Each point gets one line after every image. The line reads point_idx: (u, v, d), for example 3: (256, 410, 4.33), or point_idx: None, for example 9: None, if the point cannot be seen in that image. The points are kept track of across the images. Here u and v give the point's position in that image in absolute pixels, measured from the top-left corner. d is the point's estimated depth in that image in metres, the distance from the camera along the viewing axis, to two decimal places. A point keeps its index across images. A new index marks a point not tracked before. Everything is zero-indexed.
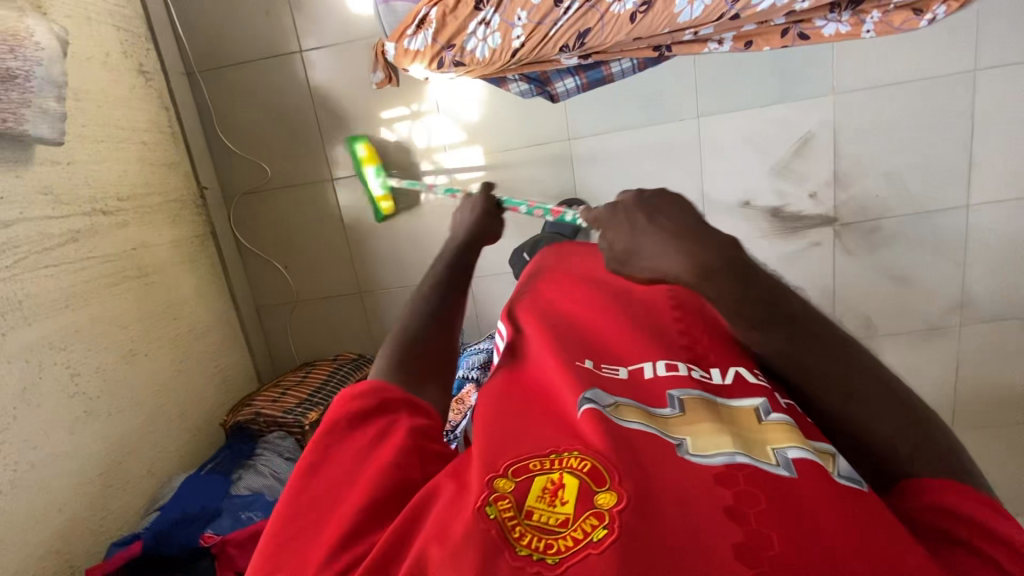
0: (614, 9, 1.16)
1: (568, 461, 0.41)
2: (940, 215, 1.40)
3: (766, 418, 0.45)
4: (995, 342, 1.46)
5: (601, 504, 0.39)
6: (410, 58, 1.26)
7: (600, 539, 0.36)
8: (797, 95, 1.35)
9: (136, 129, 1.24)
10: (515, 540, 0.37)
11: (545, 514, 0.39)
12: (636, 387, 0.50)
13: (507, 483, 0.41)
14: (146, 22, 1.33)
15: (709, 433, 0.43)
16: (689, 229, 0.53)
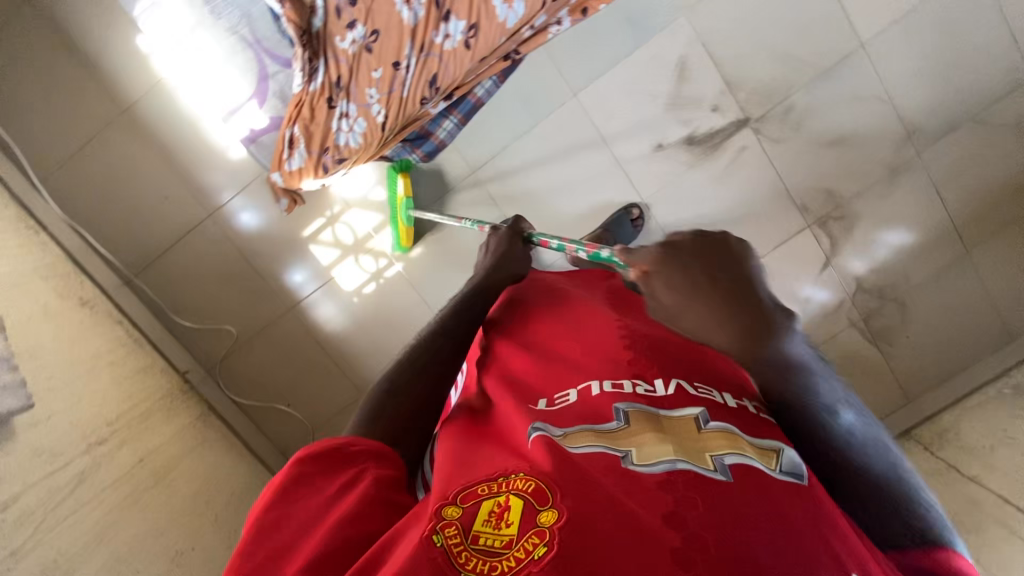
0: (447, 47, 1.23)
1: (512, 485, 0.52)
2: (842, 67, 1.38)
3: (706, 426, 0.58)
4: (957, 153, 1.44)
5: (543, 522, 0.48)
6: (299, 177, 1.30)
7: (540, 556, 0.45)
8: (654, 31, 1.36)
9: (99, 355, 1.30)
10: (464, 565, 0.47)
11: (490, 537, 0.48)
12: (591, 406, 0.63)
13: (455, 510, 0.51)
14: (69, 258, 1.38)
15: (650, 445, 0.55)
16: (713, 284, 0.58)
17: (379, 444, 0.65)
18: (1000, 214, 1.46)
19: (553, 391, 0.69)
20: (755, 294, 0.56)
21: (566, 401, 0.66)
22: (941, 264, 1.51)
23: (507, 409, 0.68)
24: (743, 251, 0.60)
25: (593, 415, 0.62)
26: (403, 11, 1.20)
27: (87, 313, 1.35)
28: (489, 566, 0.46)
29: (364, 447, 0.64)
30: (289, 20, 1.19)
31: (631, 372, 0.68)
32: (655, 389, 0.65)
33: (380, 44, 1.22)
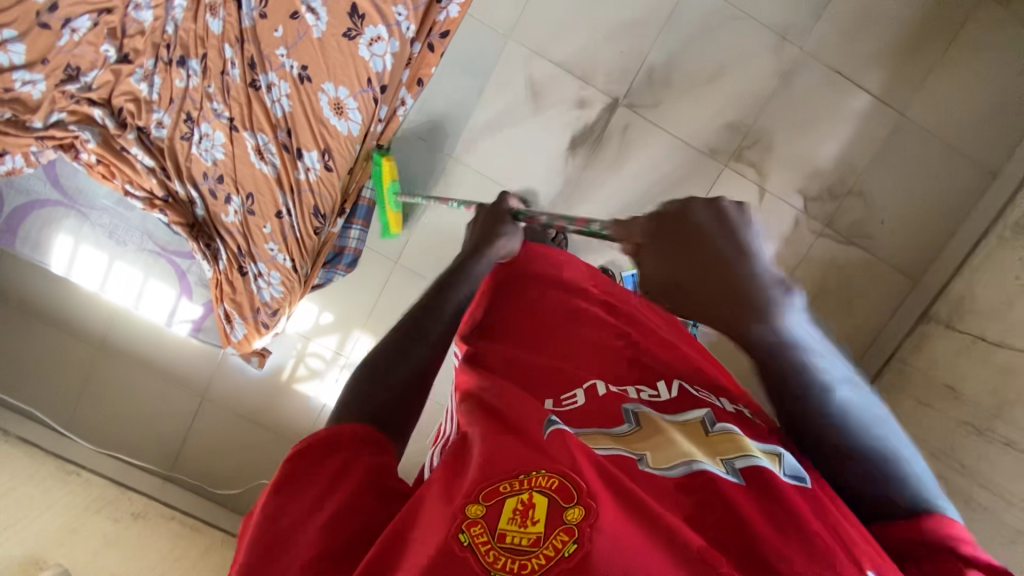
0: (312, 178, 1.30)
1: (535, 480, 0.43)
2: (678, 9, 1.34)
3: (712, 427, 0.54)
4: (837, 30, 1.36)
5: (569, 518, 0.41)
6: (248, 341, 1.40)
7: (571, 554, 0.39)
8: (489, 67, 1.39)
9: (167, 556, 1.32)
10: (492, 565, 0.39)
11: (516, 534, 0.41)
12: (597, 408, 0.56)
13: (477, 508, 0.42)
14: (114, 482, 1.50)
15: (664, 448, 0.50)
16: (711, 266, 0.50)
17: (359, 426, 0.56)
18: (910, 67, 1.37)
19: (556, 389, 0.59)
20: (752, 277, 0.49)
21: (567, 403, 0.57)
22: (884, 136, 1.40)
23: (504, 391, 0.56)
24: (737, 216, 0.51)
25: (606, 416, 0.55)
26: (262, 167, 1.29)
27: (139, 523, 1.38)
28: (520, 568, 0.39)
29: (349, 432, 0.55)
30: (173, 222, 1.31)
31: (636, 375, 0.62)
32: (659, 393, 0.59)
33: (258, 204, 1.31)
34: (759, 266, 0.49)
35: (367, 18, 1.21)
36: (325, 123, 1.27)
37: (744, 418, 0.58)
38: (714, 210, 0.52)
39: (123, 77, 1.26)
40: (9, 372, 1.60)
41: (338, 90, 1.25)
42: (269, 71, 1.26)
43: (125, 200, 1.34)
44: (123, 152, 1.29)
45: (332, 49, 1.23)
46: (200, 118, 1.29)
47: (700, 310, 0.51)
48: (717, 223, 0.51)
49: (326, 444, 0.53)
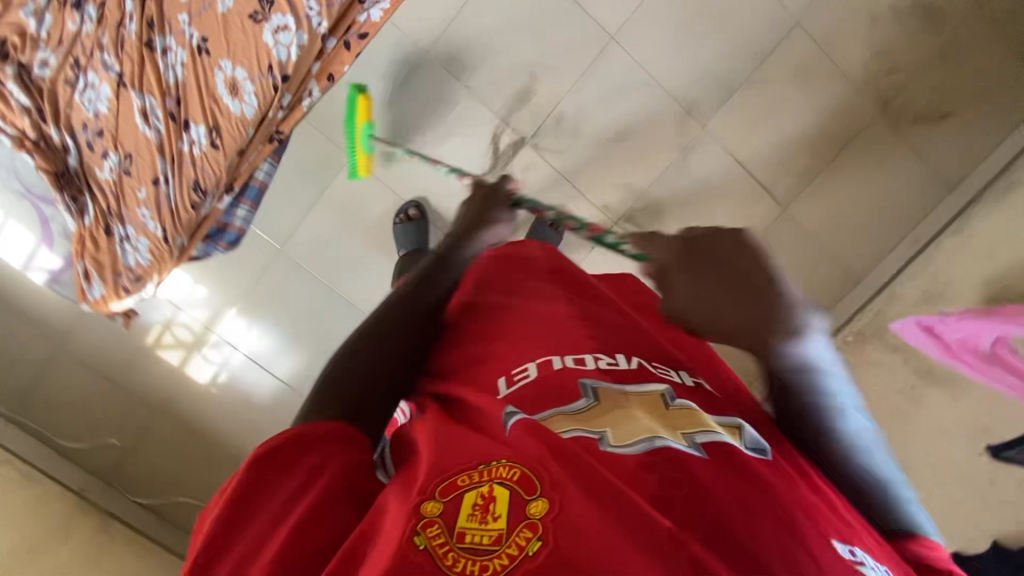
0: (196, 152, 1.27)
1: (497, 472, 0.47)
2: (598, 64, 1.37)
3: (671, 402, 0.57)
4: (743, 115, 1.42)
5: (534, 513, 0.44)
6: (106, 301, 1.37)
7: (534, 550, 0.42)
8: (403, 78, 1.39)
9: None
10: (448, 566, 0.41)
11: (476, 531, 0.43)
12: (550, 381, 0.60)
13: (434, 505, 0.45)
14: None
15: (625, 425, 0.53)
16: (726, 279, 0.59)
17: (339, 423, 0.60)
18: (803, 165, 1.45)
19: (510, 366, 0.65)
20: (772, 285, 0.56)
21: (520, 379, 0.62)
22: (766, 224, 1.48)
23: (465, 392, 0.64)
24: (744, 242, 0.60)
25: (563, 393, 0.59)
26: (146, 130, 1.25)
27: None
28: (479, 567, 0.41)
29: (323, 430, 0.59)
30: (41, 167, 1.28)
31: (593, 344, 0.65)
32: (618, 363, 0.62)
33: (136, 166, 1.28)
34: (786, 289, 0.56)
35: (276, 5, 1.18)
36: (218, 101, 1.24)
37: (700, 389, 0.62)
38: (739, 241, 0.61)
39: (12, 7, 1.19)
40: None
41: (236, 70, 1.22)
42: (168, 35, 1.22)
43: None
44: None
45: (235, 29, 1.20)
46: (88, 67, 1.24)
47: (711, 316, 0.60)
48: (739, 250, 0.60)
49: (303, 441, 0.57)
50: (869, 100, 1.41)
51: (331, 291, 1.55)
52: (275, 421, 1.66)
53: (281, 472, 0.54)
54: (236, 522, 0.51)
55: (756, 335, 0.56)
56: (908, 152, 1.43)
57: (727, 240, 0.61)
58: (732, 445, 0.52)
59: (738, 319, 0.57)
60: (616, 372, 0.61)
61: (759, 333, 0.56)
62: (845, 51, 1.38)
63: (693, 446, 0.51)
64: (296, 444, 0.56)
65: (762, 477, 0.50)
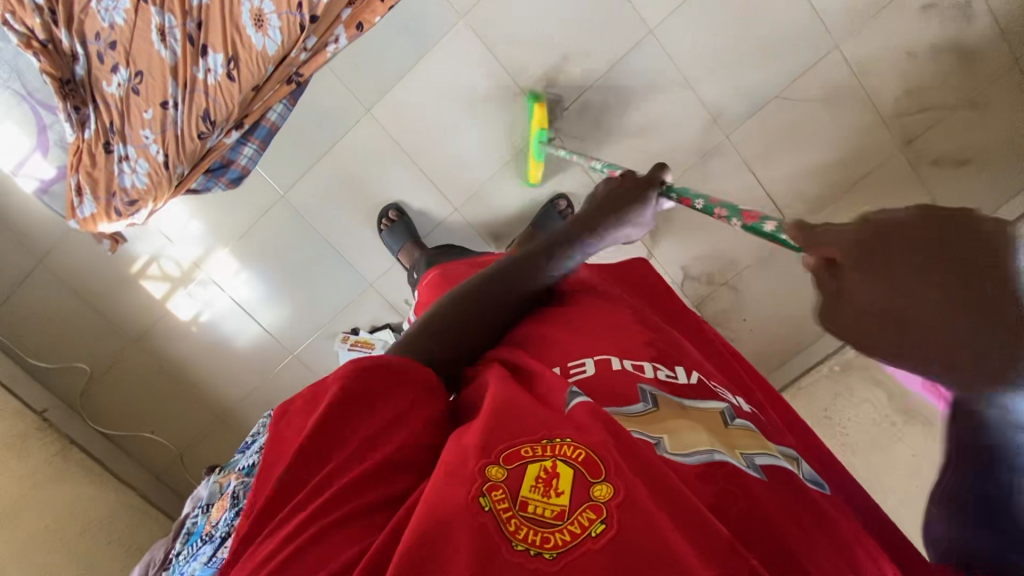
0: (210, 81, 1.23)
1: (561, 449, 0.46)
2: (632, 57, 1.35)
3: (731, 421, 0.54)
4: (766, 132, 1.41)
5: (598, 495, 0.43)
6: (94, 221, 1.32)
7: (598, 532, 0.41)
8: (433, 38, 1.34)
9: None
10: (512, 535, 0.42)
11: (539, 504, 0.43)
12: (612, 382, 0.58)
13: (499, 471, 0.45)
14: None
15: (684, 433, 0.51)
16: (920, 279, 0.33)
17: (428, 372, 0.57)
18: (818, 191, 1.45)
19: (563, 359, 0.63)
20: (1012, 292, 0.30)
21: (575, 376, 0.60)
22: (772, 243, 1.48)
23: (531, 372, 0.61)
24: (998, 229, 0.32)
25: (619, 394, 0.56)
26: (160, 49, 1.20)
27: None
28: (541, 538, 0.42)
29: (416, 376, 0.56)
30: (44, 70, 1.21)
31: (653, 354, 0.62)
32: (677, 376, 0.59)
33: (145, 84, 1.23)
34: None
35: None
36: (240, 31, 1.20)
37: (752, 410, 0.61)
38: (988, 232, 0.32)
39: None
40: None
41: (263, 2, 1.18)
42: None
43: (1, 28, 1.21)
44: None
45: None
46: None
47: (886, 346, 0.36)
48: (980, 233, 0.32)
49: (383, 386, 0.53)
50: (893, 134, 1.41)
51: (329, 245, 1.52)
52: (253, 368, 1.64)
53: (355, 413, 0.51)
54: (302, 458, 0.48)
55: (966, 363, 0.31)
56: None
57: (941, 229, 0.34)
58: (787, 470, 0.49)
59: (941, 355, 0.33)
60: (681, 386, 0.58)
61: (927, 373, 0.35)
62: (878, 82, 1.38)
63: (751, 467, 0.48)
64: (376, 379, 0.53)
65: (819, 503, 0.47)
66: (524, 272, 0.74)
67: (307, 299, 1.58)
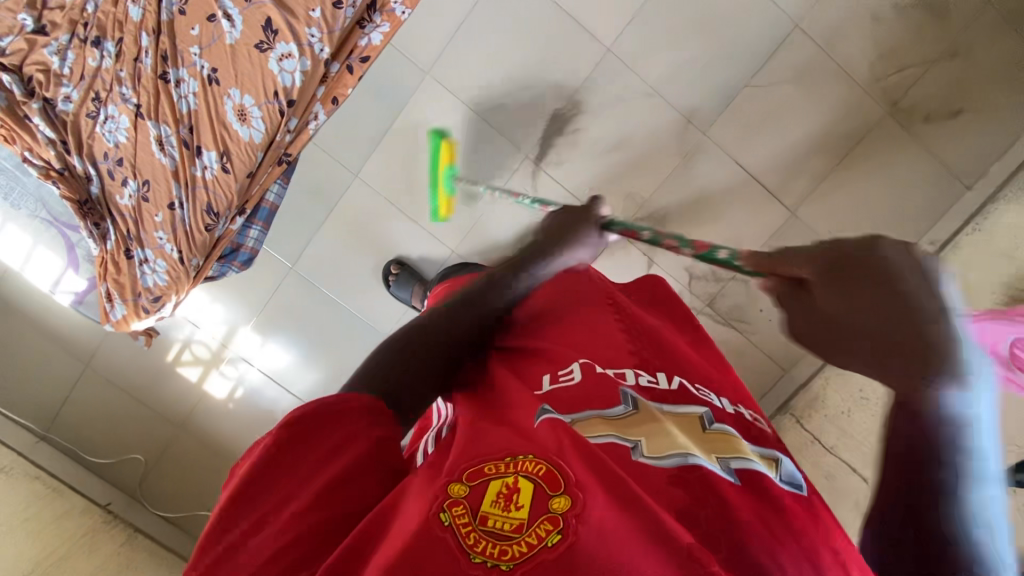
0: (208, 177, 1.32)
1: (523, 465, 0.45)
2: (595, 76, 1.38)
3: (708, 426, 0.54)
4: (744, 122, 1.40)
5: (556, 507, 0.42)
6: (127, 322, 1.42)
7: (554, 542, 0.40)
8: (404, 97, 1.42)
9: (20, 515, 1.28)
10: (469, 546, 0.41)
11: (498, 518, 0.42)
12: (593, 386, 0.58)
13: (461, 488, 0.44)
14: None
15: (661, 437, 0.50)
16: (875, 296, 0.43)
17: (377, 400, 0.53)
18: (809, 171, 1.43)
19: (553, 365, 0.63)
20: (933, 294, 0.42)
21: (562, 380, 0.60)
22: (774, 231, 1.45)
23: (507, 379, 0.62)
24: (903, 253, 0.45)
25: (600, 396, 0.57)
26: (161, 157, 1.32)
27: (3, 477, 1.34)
28: (500, 551, 0.40)
29: (362, 404, 0.52)
30: (65, 196, 1.34)
31: (635, 361, 0.64)
32: (658, 381, 0.61)
33: (153, 192, 1.34)
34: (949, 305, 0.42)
35: (280, 33, 1.23)
36: (227, 127, 1.29)
37: (741, 418, 0.60)
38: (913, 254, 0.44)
39: (37, 47, 1.28)
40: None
41: (244, 98, 1.28)
42: (181, 67, 1.28)
43: (24, 166, 1.35)
44: (25, 120, 1.31)
45: (243, 58, 1.25)
46: (107, 100, 1.31)
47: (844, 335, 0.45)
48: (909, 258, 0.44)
49: (336, 411, 0.50)
50: (877, 100, 1.38)
51: (341, 306, 1.59)
52: None
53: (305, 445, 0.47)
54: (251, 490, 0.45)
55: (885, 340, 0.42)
56: (920, 152, 1.39)
57: (866, 249, 0.46)
58: (764, 473, 0.50)
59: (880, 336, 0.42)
60: (662, 391, 0.60)
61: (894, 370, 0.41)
62: (847, 52, 1.36)
63: (726, 471, 0.49)
64: (323, 415, 0.49)
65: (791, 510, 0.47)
66: (475, 299, 0.73)
67: (329, 360, 1.64)
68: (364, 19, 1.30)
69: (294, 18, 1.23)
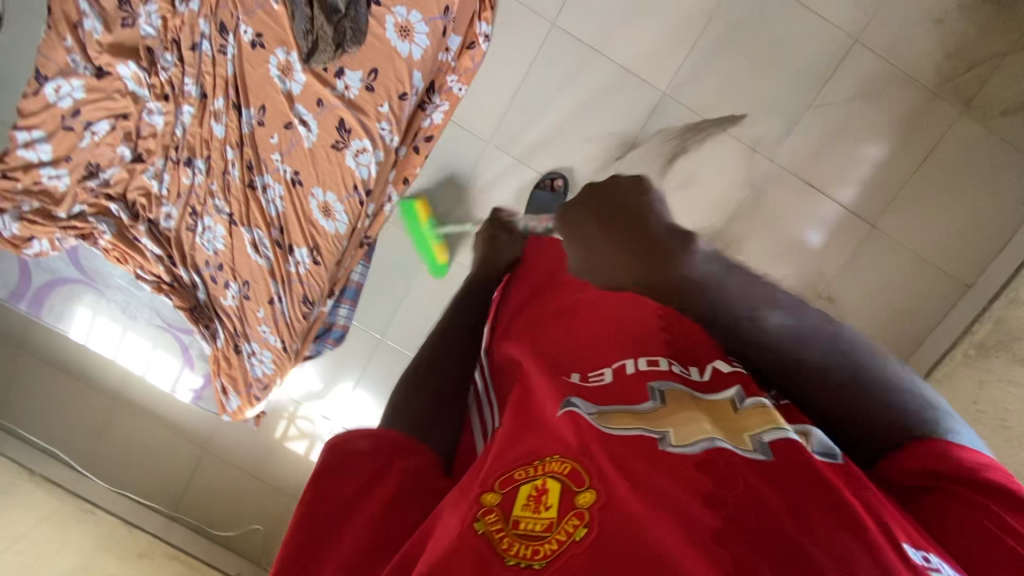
0: (301, 270, 1.41)
1: (550, 466, 0.48)
2: (652, 120, 1.41)
3: (742, 405, 0.54)
4: (808, 142, 1.39)
5: (581, 502, 0.45)
6: (242, 410, 1.53)
7: (580, 537, 0.43)
8: (468, 167, 1.48)
9: None
10: (504, 550, 0.44)
11: (529, 519, 0.46)
12: (625, 388, 0.57)
13: (493, 495, 0.47)
14: (126, 522, 1.60)
15: (687, 426, 0.51)
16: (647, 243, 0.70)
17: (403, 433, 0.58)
18: (885, 180, 1.40)
19: (586, 365, 0.63)
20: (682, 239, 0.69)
21: (591, 381, 0.60)
22: (854, 245, 1.43)
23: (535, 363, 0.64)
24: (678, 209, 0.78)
25: (629, 395, 0.56)
26: (257, 259, 1.41)
27: (146, 563, 1.46)
28: (531, 551, 0.44)
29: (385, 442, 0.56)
30: (178, 305, 1.46)
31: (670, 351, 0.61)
32: (690, 373, 0.59)
33: (253, 290, 1.44)
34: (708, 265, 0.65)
35: (353, 132, 1.30)
36: (314, 224, 1.38)
37: (790, 409, 0.58)
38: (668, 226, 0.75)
39: (137, 174, 1.41)
40: (27, 410, 1.77)
41: (326, 195, 1.36)
42: (265, 173, 1.37)
43: (137, 282, 1.48)
44: (135, 242, 1.43)
45: (321, 159, 1.33)
46: (203, 212, 1.42)
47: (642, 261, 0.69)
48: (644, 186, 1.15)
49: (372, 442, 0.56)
50: (947, 100, 1.34)
51: None
52: None
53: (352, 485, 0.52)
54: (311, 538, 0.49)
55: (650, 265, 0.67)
56: (1002, 148, 1.34)
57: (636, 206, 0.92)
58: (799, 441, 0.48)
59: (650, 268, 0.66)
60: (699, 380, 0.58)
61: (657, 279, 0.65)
62: (911, 58, 1.33)
63: (759, 450, 0.48)
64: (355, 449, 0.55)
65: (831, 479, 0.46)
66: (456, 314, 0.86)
67: None
68: (424, 102, 1.36)
69: (363, 115, 1.30)
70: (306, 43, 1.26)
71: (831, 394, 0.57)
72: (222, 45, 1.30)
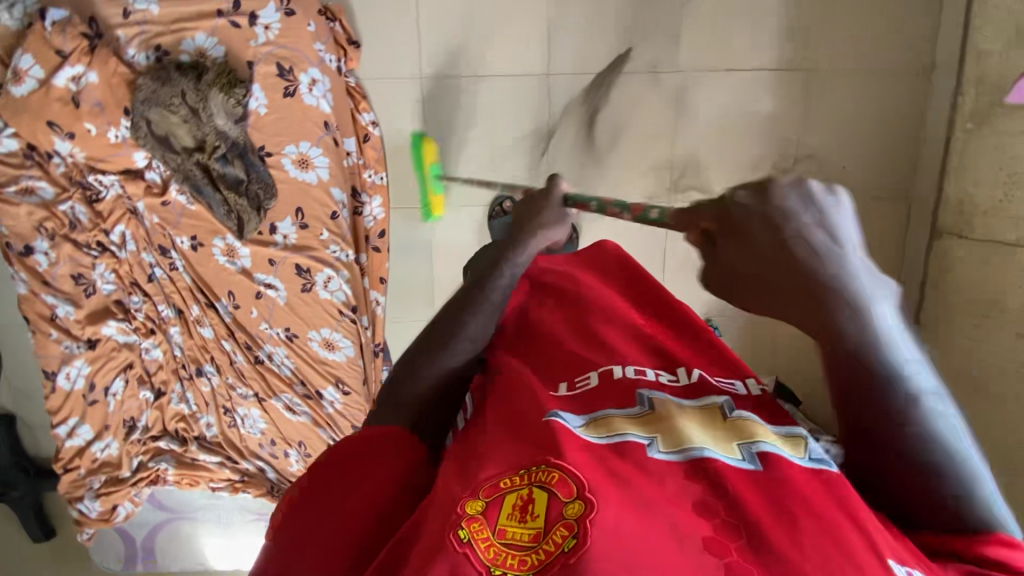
0: (337, 406, 1.46)
1: (536, 473, 0.45)
2: (554, 102, 1.43)
3: (731, 413, 0.52)
4: (701, 36, 1.38)
5: (570, 512, 0.42)
6: None
7: (572, 548, 0.40)
8: (425, 237, 1.54)
9: None
10: (490, 561, 0.41)
11: (516, 529, 0.42)
12: (609, 389, 0.55)
13: (476, 504, 0.44)
14: None
15: (677, 431, 0.49)
16: (764, 257, 0.48)
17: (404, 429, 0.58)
18: (793, 25, 1.38)
19: (569, 367, 0.60)
20: (810, 236, 0.46)
21: (578, 382, 0.57)
22: (800, 97, 1.42)
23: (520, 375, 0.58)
24: (804, 197, 0.47)
25: (621, 393, 0.55)
26: (298, 417, 1.47)
27: None
28: (520, 564, 0.40)
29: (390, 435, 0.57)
30: (258, 495, 1.54)
31: (658, 361, 0.60)
32: (679, 378, 0.57)
33: (310, 446, 1.49)
34: (840, 261, 0.46)
35: (312, 268, 1.38)
36: (325, 361, 1.44)
37: (768, 397, 0.56)
38: (793, 192, 0.47)
39: (167, 406, 1.52)
40: None
41: (322, 332, 1.42)
42: (264, 345, 1.44)
43: (216, 493, 1.57)
44: (195, 461, 1.53)
45: (301, 305, 1.40)
46: (234, 406, 1.49)
47: (761, 292, 0.49)
48: (789, 203, 0.47)
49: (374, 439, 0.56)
50: None
51: None
52: None
53: (348, 465, 0.54)
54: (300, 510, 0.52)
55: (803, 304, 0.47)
56: None
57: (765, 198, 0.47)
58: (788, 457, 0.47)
59: (786, 283, 0.47)
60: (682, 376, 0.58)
61: (807, 312, 0.47)
62: None
63: (747, 459, 0.47)
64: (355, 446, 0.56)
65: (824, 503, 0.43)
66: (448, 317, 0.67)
67: None
68: (356, 205, 1.44)
69: (311, 251, 1.37)
70: (232, 221, 1.35)
71: (906, 454, 0.46)
72: (170, 263, 1.40)
